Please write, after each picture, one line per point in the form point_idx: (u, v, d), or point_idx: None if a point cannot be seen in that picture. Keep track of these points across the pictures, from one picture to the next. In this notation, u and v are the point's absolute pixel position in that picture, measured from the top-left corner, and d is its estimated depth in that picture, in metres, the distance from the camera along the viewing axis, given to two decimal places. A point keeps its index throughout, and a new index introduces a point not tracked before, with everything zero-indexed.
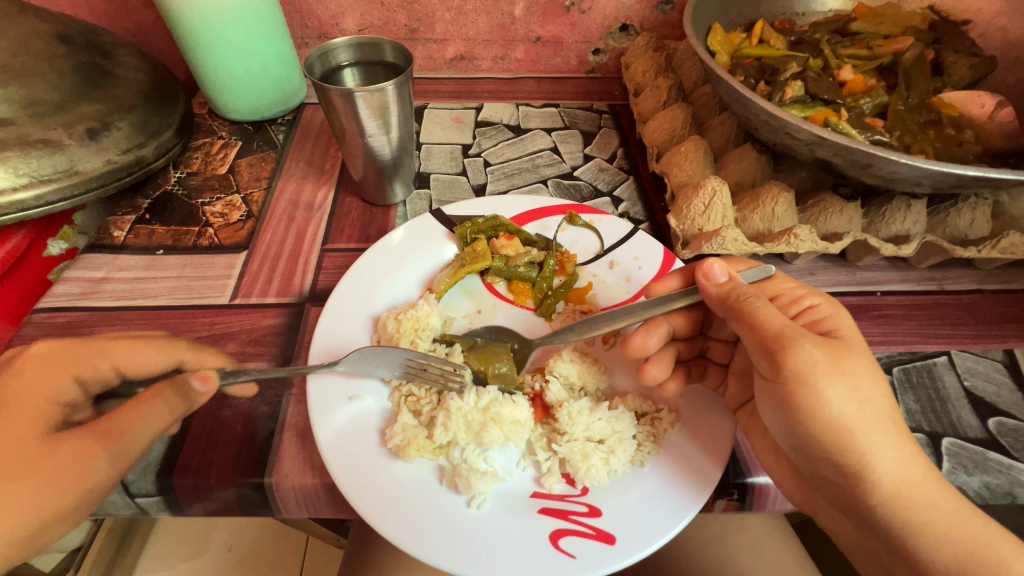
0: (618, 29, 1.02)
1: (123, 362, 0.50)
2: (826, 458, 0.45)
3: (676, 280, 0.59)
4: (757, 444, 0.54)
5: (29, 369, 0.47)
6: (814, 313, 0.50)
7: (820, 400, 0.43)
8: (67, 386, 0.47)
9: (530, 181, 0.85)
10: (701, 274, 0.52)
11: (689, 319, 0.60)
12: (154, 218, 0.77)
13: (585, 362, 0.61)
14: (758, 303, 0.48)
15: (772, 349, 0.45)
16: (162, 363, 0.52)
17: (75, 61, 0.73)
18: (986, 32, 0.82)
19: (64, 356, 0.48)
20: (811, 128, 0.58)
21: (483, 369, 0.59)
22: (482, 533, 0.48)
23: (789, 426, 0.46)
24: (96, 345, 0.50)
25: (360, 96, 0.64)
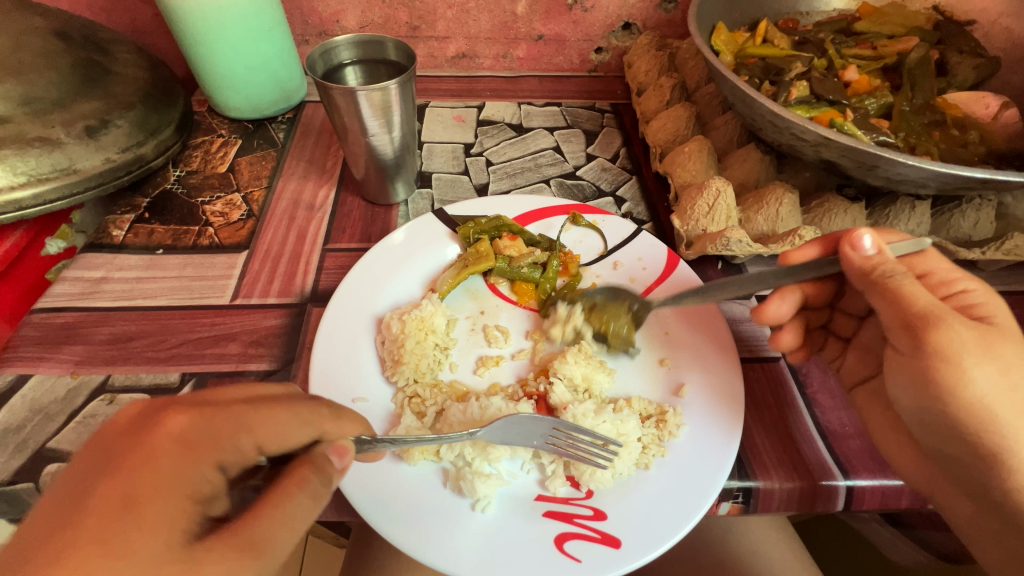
0: (621, 28, 1.01)
1: (267, 437, 0.40)
2: (960, 437, 0.46)
3: (814, 250, 0.56)
4: (872, 421, 0.55)
5: (167, 455, 0.35)
6: (965, 298, 0.49)
7: (963, 378, 0.43)
8: (207, 474, 0.36)
9: (533, 181, 0.85)
10: (848, 243, 0.48)
11: (824, 289, 0.61)
12: (153, 218, 0.77)
13: (589, 364, 0.60)
14: (905, 280, 0.46)
15: (913, 325, 0.45)
16: (296, 436, 0.41)
17: (73, 58, 0.72)
18: (990, 32, 0.82)
19: (202, 437, 0.36)
20: (817, 128, 0.58)
21: (602, 327, 0.62)
22: (493, 537, 0.47)
23: (922, 403, 0.47)
24: (234, 416, 0.38)
25: (364, 95, 0.64)
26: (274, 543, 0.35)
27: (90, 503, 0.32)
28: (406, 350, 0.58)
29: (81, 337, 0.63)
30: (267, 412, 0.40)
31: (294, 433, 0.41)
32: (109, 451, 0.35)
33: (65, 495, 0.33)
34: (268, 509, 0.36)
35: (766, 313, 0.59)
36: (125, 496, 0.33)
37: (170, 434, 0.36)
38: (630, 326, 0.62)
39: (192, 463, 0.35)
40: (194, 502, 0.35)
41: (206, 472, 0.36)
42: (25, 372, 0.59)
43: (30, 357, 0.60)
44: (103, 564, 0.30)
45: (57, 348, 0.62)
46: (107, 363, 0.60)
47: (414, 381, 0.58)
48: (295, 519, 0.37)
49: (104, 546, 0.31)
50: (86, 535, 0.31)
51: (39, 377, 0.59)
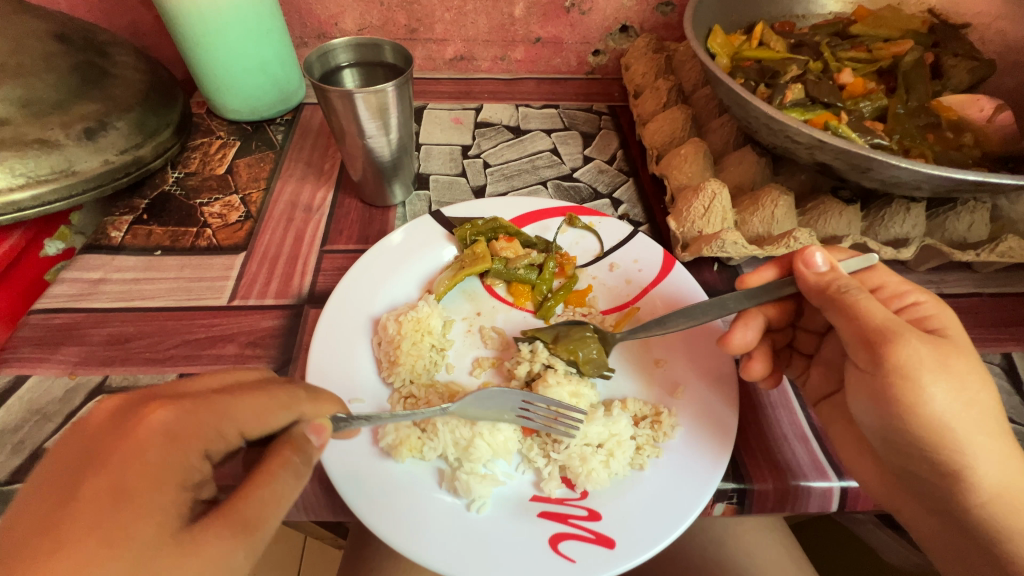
0: (619, 31, 1.02)
1: (250, 424, 0.40)
2: (920, 455, 0.45)
3: (771, 272, 0.58)
4: (839, 436, 0.54)
5: (154, 449, 0.35)
6: (919, 310, 0.50)
7: (922, 395, 0.43)
8: (199, 464, 0.37)
9: (530, 183, 0.85)
10: (801, 261, 0.51)
11: (784, 309, 0.60)
12: (151, 219, 0.77)
13: (572, 381, 0.59)
14: (860, 295, 0.47)
15: (871, 341, 0.45)
16: (278, 420, 0.42)
17: (73, 60, 0.73)
18: (985, 36, 0.83)
19: (185, 427, 0.37)
20: (811, 131, 0.58)
21: (574, 357, 0.59)
22: (489, 537, 0.48)
23: (882, 421, 0.46)
24: (217, 405, 0.39)
25: (361, 97, 0.64)
26: (262, 520, 0.37)
27: (79, 496, 0.33)
28: (403, 352, 0.59)
29: (80, 338, 0.63)
30: (246, 398, 0.40)
31: (276, 417, 0.42)
32: (95, 445, 0.36)
33: (56, 486, 0.34)
34: (251, 490, 0.37)
35: (733, 342, 0.56)
36: (115, 488, 0.34)
37: (154, 426, 0.36)
38: (598, 350, 0.60)
39: (178, 453, 0.36)
40: (183, 489, 0.36)
41: (192, 461, 0.37)
42: (23, 373, 0.59)
43: (28, 358, 0.61)
44: (98, 553, 0.31)
45: (55, 348, 0.62)
46: (106, 364, 0.61)
47: (409, 382, 0.59)
48: (281, 498, 0.39)
49: (100, 535, 0.32)
50: (79, 524, 0.32)
51: (38, 377, 0.59)
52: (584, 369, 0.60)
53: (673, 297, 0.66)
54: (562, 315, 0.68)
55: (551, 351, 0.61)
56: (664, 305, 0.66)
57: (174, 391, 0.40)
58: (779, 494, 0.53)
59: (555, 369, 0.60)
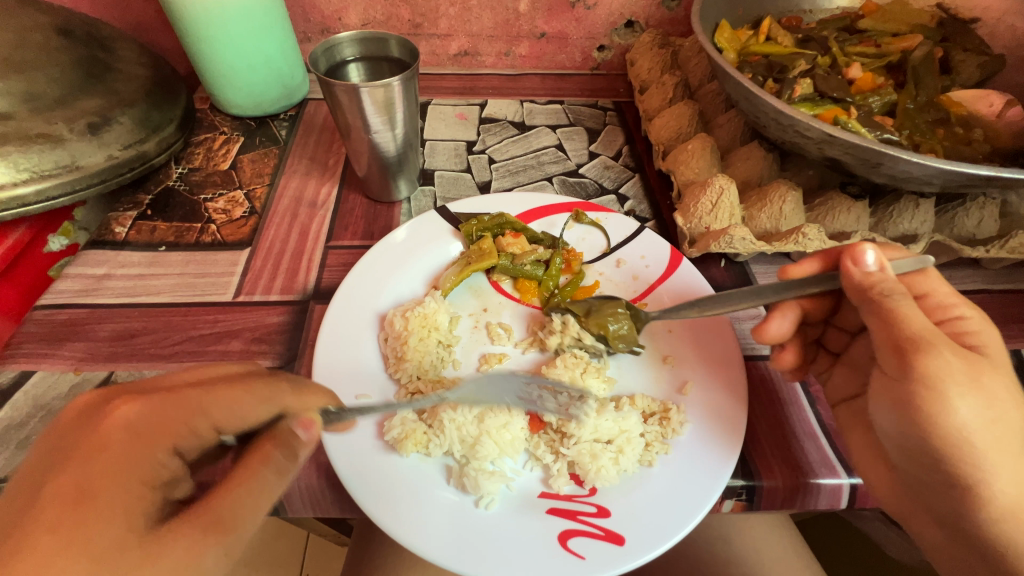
0: (624, 26, 1.01)
1: (223, 418, 0.40)
2: (937, 467, 0.44)
3: (815, 265, 0.55)
4: (854, 442, 0.53)
5: (118, 443, 0.36)
6: (960, 325, 0.48)
7: (946, 408, 0.42)
8: (166, 460, 0.38)
9: (535, 179, 0.85)
10: (850, 257, 0.47)
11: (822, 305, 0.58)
12: (156, 215, 0.77)
13: (577, 368, 0.60)
14: (903, 301, 0.45)
15: (902, 348, 0.43)
16: (258, 414, 0.41)
17: (75, 55, 0.72)
18: (995, 31, 0.82)
19: (156, 421, 0.38)
20: (822, 125, 0.58)
21: (602, 332, 0.60)
22: (494, 534, 0.47)
23: (901, 429, 0.45)
24: (189, 400, 0.39)
25: (366, 91, 0.64)
26: (238, 520, 0.37)
27: (46, 494, 0.34)
28: (409, 348, 0.58)
29: (84, 334, 0.63)
30: (218, 392, 0.40)
31: (255, 412, 0.41)
32: (66, 442, 0.37)
33: (34, 477, 0.35)
34: (227, 490, 0.38)
35: (768, 332, 0.56)
36: (79, 487, 0.34)
37: (119, 423, 0.37)
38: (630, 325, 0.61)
39: (145, 449, 0.37)
40: (153, 488, 0.36)
41: (161, 458, 0.37)
42: (27, 368, 0.59)
43: (33, 354, 0.60)
44: (63, 552, 0.32)
45: (60, 344, 0.62)
46: (110, 360, 0.60)
47: (416, 377, 0.58)
48: (259, 497, 0.39)
49: (67, 530, 0.33)
50: (41, 522, 0.33)
51: (43, 373, 0.59)
52: (614, 345, 0.61)
53: (681, 294, 0.65)
54: None
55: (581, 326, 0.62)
56: (672, 299, 0.65)
57: (147, 386, 0.41)
58: (790, 489, 0.52)
59: (571, 355, 0.61)
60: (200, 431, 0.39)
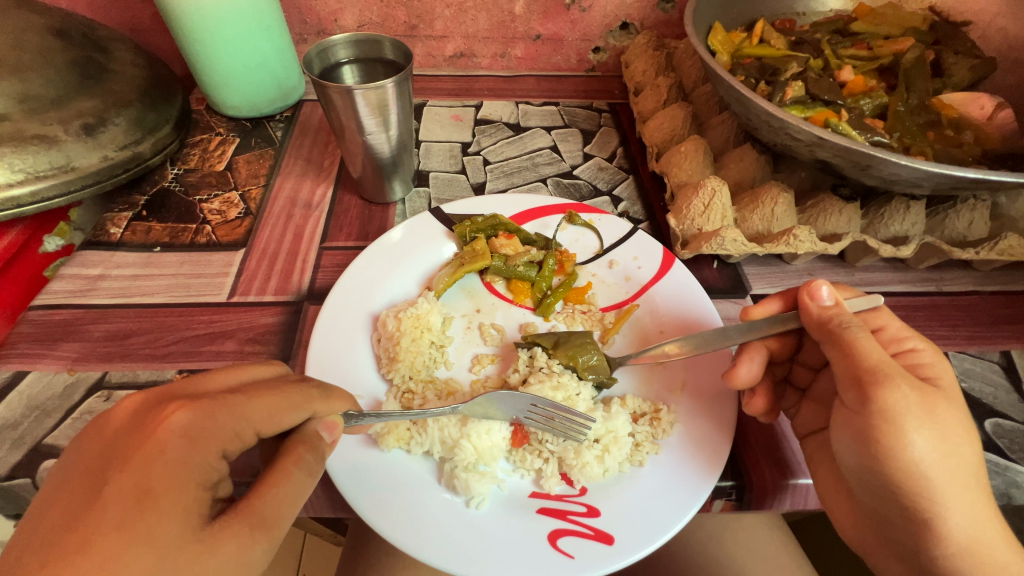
0: (619, 28, 1.01)
1: (265, 424, 0.40)
2: (896, 500, 0.44)
3: (777, 304, 0.57)
4: (820, 476, 0.51)
5: (174, 449, 0.35)
6: (914, 357, 0.48)
7: (902, 440, 0.42)
8: (217, 463, 0.37)
9: (529, 180, 0.85)
10: (807, 293, 0.51)
11: (783, 343, 0.57)
12: (151, 216, 0.77)
13: (554, 377, 0.58)
14: (858, 333, 0.46)
15: (862, 381, 0.44)
16: (294, 419, 0.42)
17: (71, 56, 0.72)
18: (986, 34, 0.82)
19: (206, 426, 0.37)
20: (811, 129, 0.58)
21: (573, 363, 0.59)
22: (484, 533, 0.48)
23: (861, 460, 0.45)
24: (233, 405, 0.38)
25: (360, 93, 0.64)
26: (278, 517, 0.38)
27: (104, 497, 0.33)
28: (402, 348, 0.58)
29: (79, 334, 0.63)
30: (259, 398, 0.40)
31: (290, 416, 0.41)
32: (113, 448, 0.36)
33: (77, 482, 0.35)
34: (270, 488, 0.39)
35: (738, 377, 0.52)
36: (139, 487, 0.33)
37: (173, 429, 0.36)
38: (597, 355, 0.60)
39: (198, 453, 0.36)
40: (203, 488, 0.36)
41: (212, 461, 0.37)
42: (23, 368, 0.59)
43: (28, 353, 0.61)
44: (129, 550, 0.31)
45: (55, 344, 0.62)
46: (105, 359, 0.61)
47: (408, 378, 0.59)
48: (295, 495, 0.40)
49: (126, 529, 0.32)
50: (104, 523, 0.32)
51: (37, 373, 0.59)
52: (583, 376, 0.59)
53: (674, 296, 0.66)
54: (561, 312, 0.68)
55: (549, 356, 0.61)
56: (662, 302, 0.66)
57: (185, 392, 0.40)
58: (778, 488, 0.53)
59: (540, 368, 0.60)
60: (239, 431, 0.39)
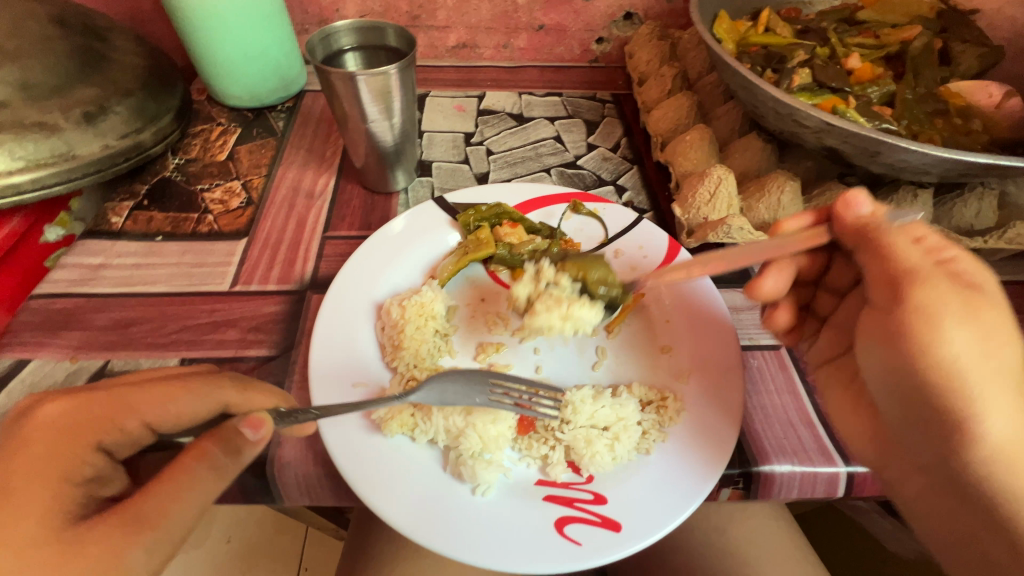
0: (623, 18, 1.01)
1: (152, 417, 0.44)
2: (925, 406, 0.45)
3: (809, 219, 0.55)
4: (836, 394, 0.56)
5: (44, 446, 0.40)
6: (955, 266, 0.44)
7: (938, 339, 0.42)
8: (87, 458, 0.42)
9: (533, 170, 0.85)
10: (843, 204, 0.49)
11: (812, 261, 0.60)
12: (152, 205, 0.76)
13: (562, 305, 0.60)
14: (897, 237, 0.46)
15: (897, 281, 0.45)
16: (199, 410, 0.46)
17: (71, 44, 0.72)
18: (994, 22, 0.82)
19: (81, 422, 0.42)
20: (820, 114, 0.58)
21: (583, 276, 0.61)
22: (490, 520, 0.47)
23: (891, 364, 0.46)
24: (118, 400, 0.43)
25: (363, 80, 0.64)
26: (162, 516, 0.40)
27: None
28: (406, 336, 0.58)
29: (81, 323, 0.62)
30: (148, 391, 0.44)
31: (177, 407, 0.45)
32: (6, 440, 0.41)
33: None
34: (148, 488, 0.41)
35: (763, 289, 0.58)
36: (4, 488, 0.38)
37: (46, 427, 0.41)
38: (608, 272, 0.61)
39: (69, 451, 0.41)
40: (74, 484, 0.41)
41: (86, 455, 0.42)
42: (24, 357, 0.59)
43: (30, 342, 0.60)
44: None
45: (57, 333, 0.61)
46: (107, 348, 0.60)
47: (413, 366, 0.58)
48: (181, 491, 0.41)
49: None
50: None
51: (39, 362, 0.59)
52: (593, 291, 0.60)
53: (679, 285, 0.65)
54: None
55: (557, 270, 0.63)
56: (669, 291, 0.65)
57: (87, 386, 0.45)
58: (784, 476, 0.52)
59: (552, 293, 0.60)
60: (116, 421, 0.43)
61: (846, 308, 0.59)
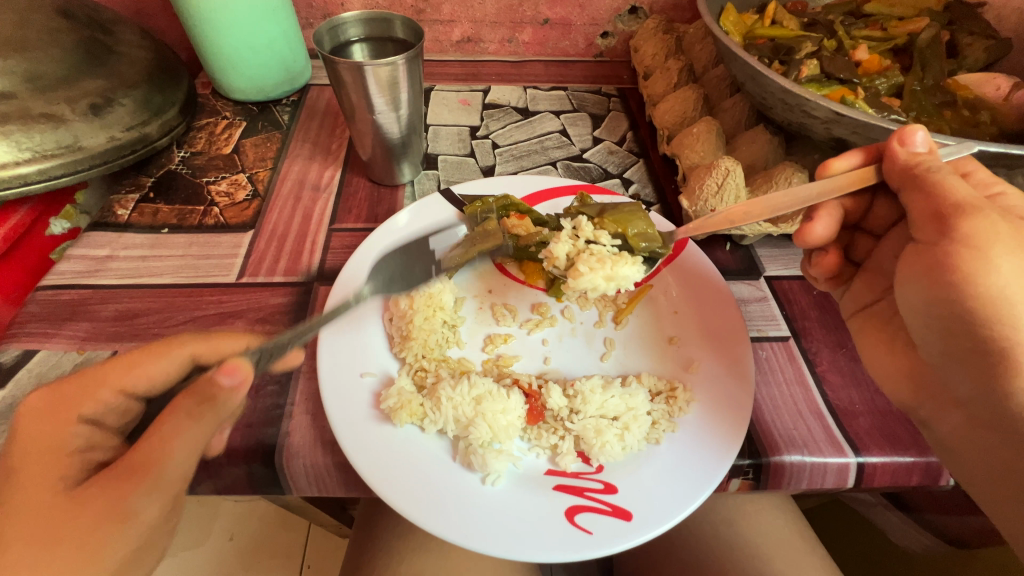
0: (627, 13, 1.01)
1: (128, 381, 0.46)
2: (967, 335, 0.45)
3: (859, 158, 0.54)
4: (870, 339, 0.57)
5: (39, 433, 0.43)
6: (1004, 199, 0.49)
7: (985, 266, 0.43)
8: (74, 429, 0.43)
9: (539, 163, 0.85)
10: (898, 137, 0.49)
11: (855, 202, 0.58)
12: (158, 197, 0.76)
13: (606, 265, 0.61)
14: (947, 174, 0.46)
15: (945, 213, 0.45)
16: (174, 369, 0.48)
17: (78, 36, 0.72)
18: (1001, 14, 0.81)
19: (64, 399, 0.44)
20: (829, 104, 0.57)
21: (623, 231, 0.63)
22: (500, 508, 0.47)
23: (930, 296, 0.47)
24: (91, 375, 0.45)
25: (371, 70, 0.63)
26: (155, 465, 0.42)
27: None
28: (414, 327, 0.58)
29: (87, 314, 0.62)
30: (116, 361, 0.46)
31: (151, 366, 0.47)
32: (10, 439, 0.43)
33: None
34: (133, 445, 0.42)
35: (812, 233, 0.57)
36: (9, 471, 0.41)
37: (30, 411, 0.43)
38: (647, 226, 0.64)
39: (60, 427, 0.43)
40: (73, 456, 0.43)
41: (73, 426, 0.43)
42: (32, 347, 0.59)
43: (36, 333, 0.60)
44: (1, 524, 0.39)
45: (64, 324, 0.61)
46: (114, 339, 0.60)
47: (421, 356, 0.58)
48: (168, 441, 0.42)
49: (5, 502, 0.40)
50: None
51: (46, 353, 0.59)
52: (636, 246, 0.63)
53: (689, 278, 0.65)
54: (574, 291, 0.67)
55: (596, 227, 0.64)
56: (677, 282, 0.65)
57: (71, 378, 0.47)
58: (793, 466, 0.52)
59: (592, 254, 0.61)
60: (95, 388, 0.45)
61: (887, 247, 0.58)
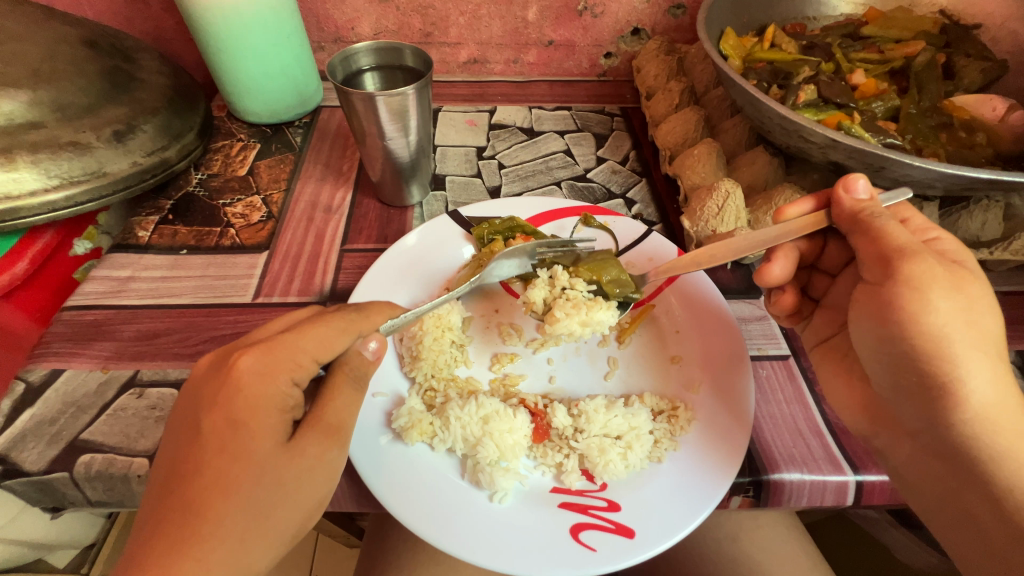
0: (630, 34, 1.03)
1: (319, 351, 0.46)
2: (912, 367, 0.48)
3: (809, 204, 0.57)
4: (831, 369, 0.59)
5: (247, 387, 0.42)
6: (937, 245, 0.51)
7: (925, 305, 0.46)
8: (288, 391, 0.44)
9: (544, 184, 0.87)
10: (842, 186, 0.52)
11: (809, 244, 0.61)
12: (177, 219, 0.79)
13: (581, 310, 0.62)
14: (888, 222, 0.49)
15: (888, 258, 0.48)
16: (341, 343, 0.47)
17: (100, 66, 0.75)
18: (996, 36, 0.83)
19: (273, 359, 0.44)
20: (825, 131, 0.59)
21: (596, 279, 0.65)
22: (508, 525, 0.49)
23: (879, 333, 0.50)
24: (289, 340, 0.45)
25: (382, 100, 0.66)
26: (344, 423, 0.47)
27: (204, 430, 0.41)
28: (425, 347, 0.60)
29: (111, 333, 0.65)
30: (309, 331, 0.46)
31: (339, 342, 0.47)
32: (201, 392, 0.43)
33: (187, 423, 0.42)
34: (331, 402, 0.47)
35: (770, 273, 0.60)
36: (226, 418, 0.41)
37: (245, 371, 0.43)
38: (621, 272, 0.65)
39: (270, 383, 0.43)
40: (283, 412, 0.44)
41: (284, 389, 0.44)
42: (59, 365, 0.61)
43: (62, 352, 0.63)
44: (232, 469, 0.40)
45: (89, 343, 0.64)
46: (136, 359, 0.63)
47: (431, 376, 0.60)
48: (350, 405, 0.48)
49: (226, 450, 0.41)
50: (213, 448, 0.40)
51: (72, 371, 0.61)
52: (609, 292, 0.64)
53: (691, 300, 0.66)
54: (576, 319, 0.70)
55: (571, 275, 0.66)
56: (678, 303, 0.67)
57: (249, 342, 0.47)
58: (792, 485, 0.54)
59: (567, 300, 0.63)
60: (285, 342, 0.45)
61: (841, 286, 0.61)
